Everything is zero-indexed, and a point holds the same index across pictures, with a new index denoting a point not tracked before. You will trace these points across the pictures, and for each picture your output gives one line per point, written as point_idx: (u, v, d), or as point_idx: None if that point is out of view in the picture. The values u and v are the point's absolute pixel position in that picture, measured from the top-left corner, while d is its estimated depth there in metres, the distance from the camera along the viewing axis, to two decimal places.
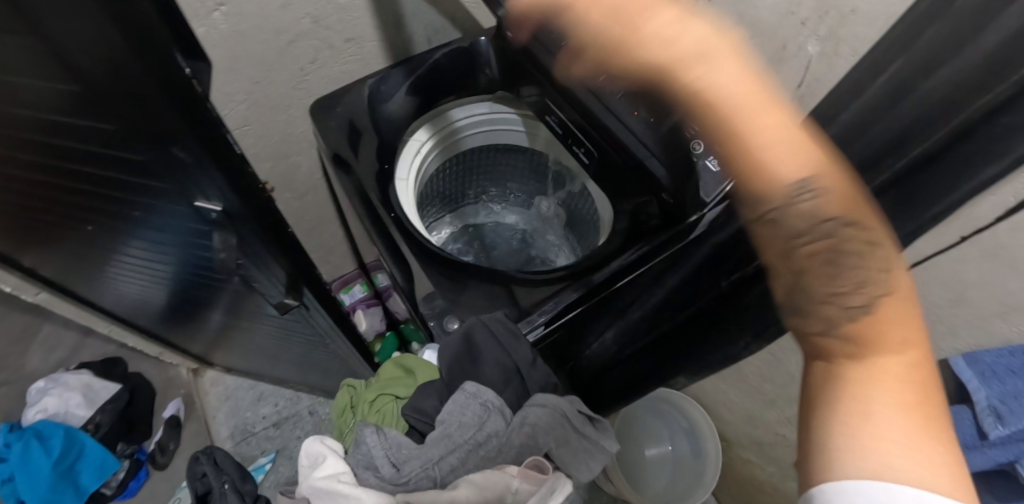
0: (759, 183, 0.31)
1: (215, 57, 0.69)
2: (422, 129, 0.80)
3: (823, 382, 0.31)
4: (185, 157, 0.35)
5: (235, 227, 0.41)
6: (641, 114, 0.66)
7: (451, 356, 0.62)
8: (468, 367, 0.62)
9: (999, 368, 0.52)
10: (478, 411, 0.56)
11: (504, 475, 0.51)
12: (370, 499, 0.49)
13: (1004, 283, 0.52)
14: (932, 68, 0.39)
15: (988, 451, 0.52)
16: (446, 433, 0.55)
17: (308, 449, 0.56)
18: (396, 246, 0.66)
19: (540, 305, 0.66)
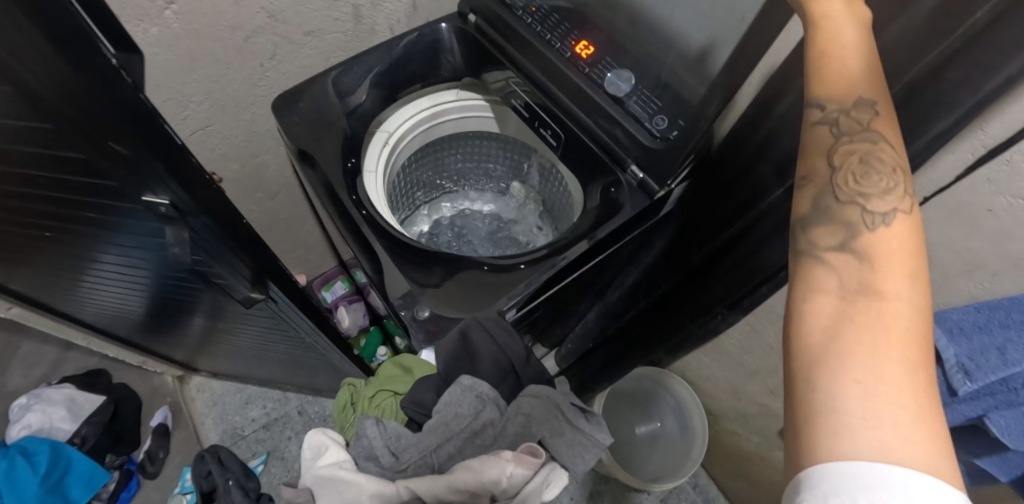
0: (831, 89, 0.34)
1: (171, 57, 0.67)
2: (389, 121, 0.80)
3: (825, 328, 0.28)
4: (123, 151, 0.33)
5: (187, 221, 0.40)
6: (608, 92, 0.64)
7: (448, 354, 0.61)
8: (465, 364, 0.61)
9: (966, 325, 0.53)
10: (473, 404, 0.57)
11: (499, 460, 0.54)
12: (372, 485, 0.52)
13: (967, 240, 0.53)
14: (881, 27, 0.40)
15: (957, 406, 0.52)
16: (444, 422, 0.57)
17: (311, 441, 0.59)
18: (365, 240, 0.65)
19: (514, 290, 0.62)
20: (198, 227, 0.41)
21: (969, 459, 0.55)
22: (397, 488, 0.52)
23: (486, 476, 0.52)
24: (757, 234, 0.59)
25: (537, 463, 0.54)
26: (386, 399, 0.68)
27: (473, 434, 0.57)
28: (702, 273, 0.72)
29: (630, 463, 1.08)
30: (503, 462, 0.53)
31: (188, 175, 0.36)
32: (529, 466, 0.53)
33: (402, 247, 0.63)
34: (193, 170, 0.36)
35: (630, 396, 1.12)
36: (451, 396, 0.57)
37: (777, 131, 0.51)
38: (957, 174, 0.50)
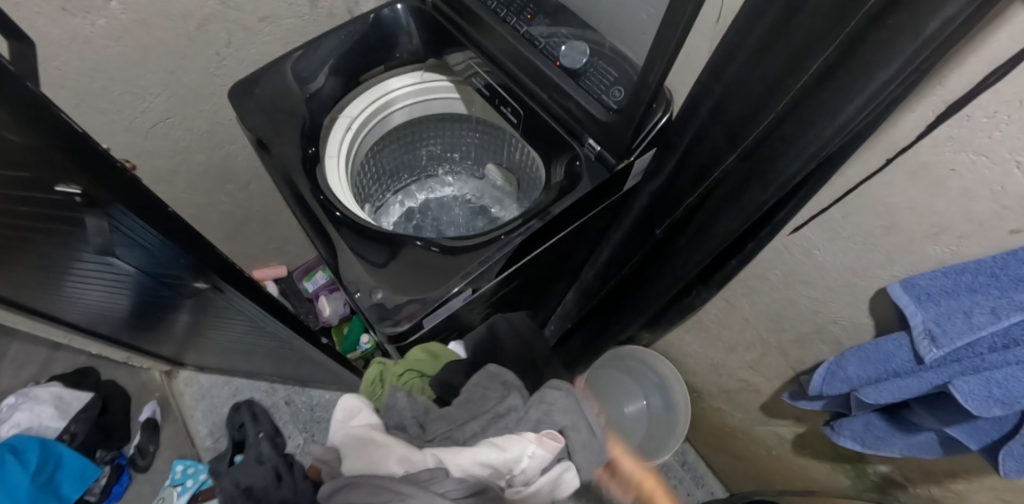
0: None
1: (123, 49, 0.66)
2: (352, 105, 0.79)
3: None
4: (19, 142, 0.31)
5: (104, 208, 0.38)
6: (562, 64, 0.63)
7: (472, 341, 0.65)
8: (490, 353, 0.64)
9: (933, 290, 0.52)
10: (499, 389, 0.56)
11: (521, 439, 0.49)
12: (401, 450, 0.47)
13: (932, 203, 0.51)
14: None
15: (923, 374, 0.51)
16: (469, 400, 0.55)
17: (343, 400, 0.52)
18: (321, 226, 0.64)
19: (467, 269, 0.60)
20: (125, 219, 0.40)
21: (940, 427, 0.54)
22: (426, 454, 0.47)
23: (508, 453, 0.48)
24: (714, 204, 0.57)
25: (560, 449, 0.50)
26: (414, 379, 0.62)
27: (496, 417, 0.54)
28: (666, 248, 0.70)
29: (614, 442, 1.08)
30: (526, 440, 0.49)
31: (94, 165, 0.35)
32: (553, 450, 0.49)
33: (358, 232, 0.62)
34: (98, 159, 0.35)
35: (614, 377, 1.12)
36: (482, 376, 0.57)
37: (727, 97, 0.49)
38: (918, 134, 0.48)
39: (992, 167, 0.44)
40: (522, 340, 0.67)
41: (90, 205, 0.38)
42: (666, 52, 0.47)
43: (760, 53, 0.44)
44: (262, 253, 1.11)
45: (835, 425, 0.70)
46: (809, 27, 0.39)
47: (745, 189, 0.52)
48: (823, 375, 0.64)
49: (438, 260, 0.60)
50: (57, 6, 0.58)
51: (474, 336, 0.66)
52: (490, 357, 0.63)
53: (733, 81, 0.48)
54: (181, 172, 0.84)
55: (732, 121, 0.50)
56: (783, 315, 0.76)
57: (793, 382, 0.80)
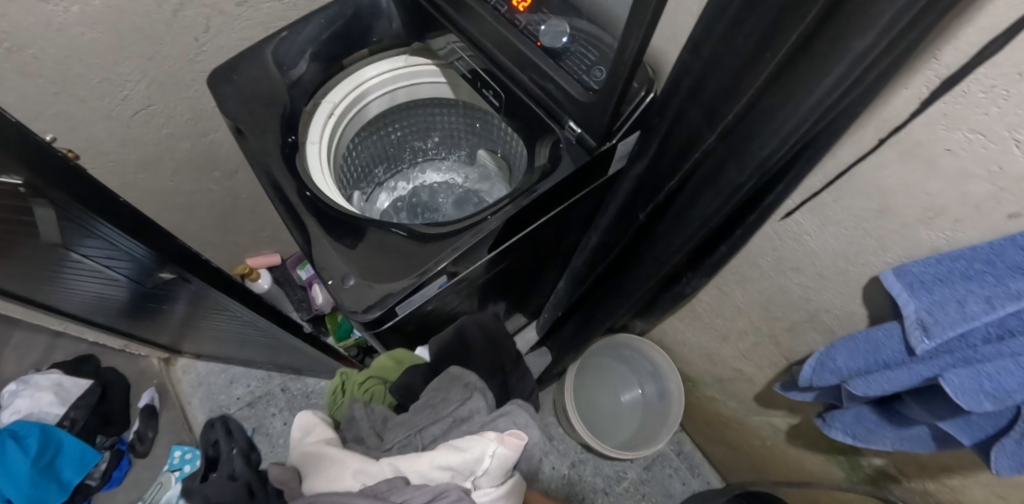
0: None
1: (98, 35, 0.65)
2: (335, 91, 0.77)
3: None
4: None
5: (45, 198, 0.36)
6: (542, 44, 0.60)
7: (441, 342, 0.67)
8: (456, 357, 0.66)
9: (927, 278, 0.49)
10: (460, 393, 0.52)
11: (481, 440, 0.42)
12: (354, 461, 0.45)
13: (926, 186, 0.48)
14: None
15: (914, 366, 0.49)
16: (430, 407, 0.52)
17: (300, 419, 0.51)
18: (297, 214, 0.64)
19: (438, 257, 0.59)
20: (73, 213, 0.38)
21: (931, 421, 0.51)
22: (382, 465, 0.43)
23: (467, 454, 0.41)
24: (693, 190, 0.54)
25: (524, 447, 0.43)
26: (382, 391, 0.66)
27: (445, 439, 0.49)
28: (649, 237, 0.67)
29: (606, 432, 1.07)
30: (486, 439, 0.42)
31: (31, 154, 0.33)
32: (517, 448, 0.42)
33: (332, 218, 0.62)
34: (35, 148, 0.33)
35: (609, 365, 1.11)
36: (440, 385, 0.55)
37: (706, 75, 0.46)
38: (911, 111, 0.45)
39: (989, 146, 0.41)
40: (489, 344, 0.70)
41: (31, 200, 0.36)
42: (640, 27, 0.44)
43: (735, 24, 0.41)
44: (255, 241, 1.12)
45: (827, 416, 0.68)
46: None
47: (723, 173, 0.49)
48: (813, 366, 0.62)
49: (405, 245, 0.60)
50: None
51: (443, 338, 0.68)
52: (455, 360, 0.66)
53: (709, 58, 0.45)
54: (166, 160, 0.83)
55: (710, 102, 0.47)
56: (775, 303, 0.73)
57: (786, 372, 0.78)
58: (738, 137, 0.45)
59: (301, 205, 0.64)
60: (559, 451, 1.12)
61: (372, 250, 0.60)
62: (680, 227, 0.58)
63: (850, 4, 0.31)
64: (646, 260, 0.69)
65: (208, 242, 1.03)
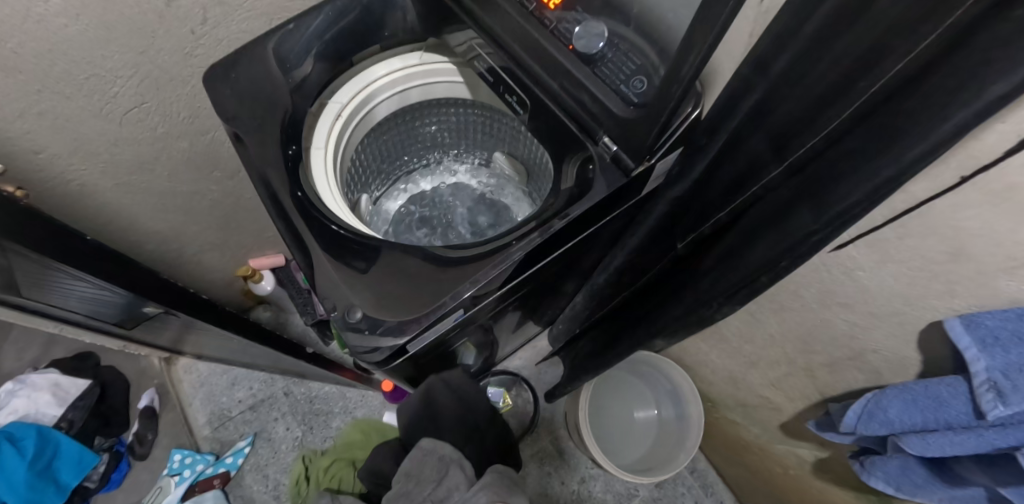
0: None
1: (84, 29, 0.59)
2: (343, 90, 0.72)
3: None
4: None
5: None
6: (576, 48, 0.53)
7: (411, 414, 0.69)
8: (426, 426, 0.69)
9: (1003, 335, 0.44)
10: (437, 468, 0.60)
11: None
12: None
13: (1013, 233, 0.42)
14: None
15: (984, 433, 0.44)
16: (404, 492, 0.58)
17: None
18: (296, 231, 0.59)
19: (455, 289, 0.54)
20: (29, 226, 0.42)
21: (994, 487, 0.46)
22: None
23: None
24: (752, 223, 0.48)
25: None
26: (345, 477, 0.90)
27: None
28: (690, 266, 0.60)
29: (618, 451, 1.03)
30: None
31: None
32: None
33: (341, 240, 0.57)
34: None
35: (626, 380, 1.07)
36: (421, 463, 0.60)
37: (774, 100, 0.40)
38: (1006, 150, 0.38)
39: None
40: (455, 396, 0.72)
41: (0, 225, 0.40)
42: (703, 43, 0.38)
43: (816, 45, 0.34)
44: (259, 240, 1.08)
45: (864, 460, 0.63)
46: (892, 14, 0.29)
47: (788, 209, 0.43)
48: (859, 413, 0.57)
49: (422, 271, 0.55)
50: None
51: (411, 408, 0.70)
52: (425, 432, 0.68)
53: (778, 82, 0.39)
54: (163, 160, 0.78)
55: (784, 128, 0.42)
56: (814, 336, 0.68)
57: (818, 406, 0.73)
58: (819, 174, 0.40)
59: (291, 206, 0.60)
60: (569, 466, 1.09)
61: (384, 277, 0.55)
62: (730, 261, 0.52)
63: (989, 35, 0.25)
64: (684, 289, 0.63)
65: (210, 243, 0.99)
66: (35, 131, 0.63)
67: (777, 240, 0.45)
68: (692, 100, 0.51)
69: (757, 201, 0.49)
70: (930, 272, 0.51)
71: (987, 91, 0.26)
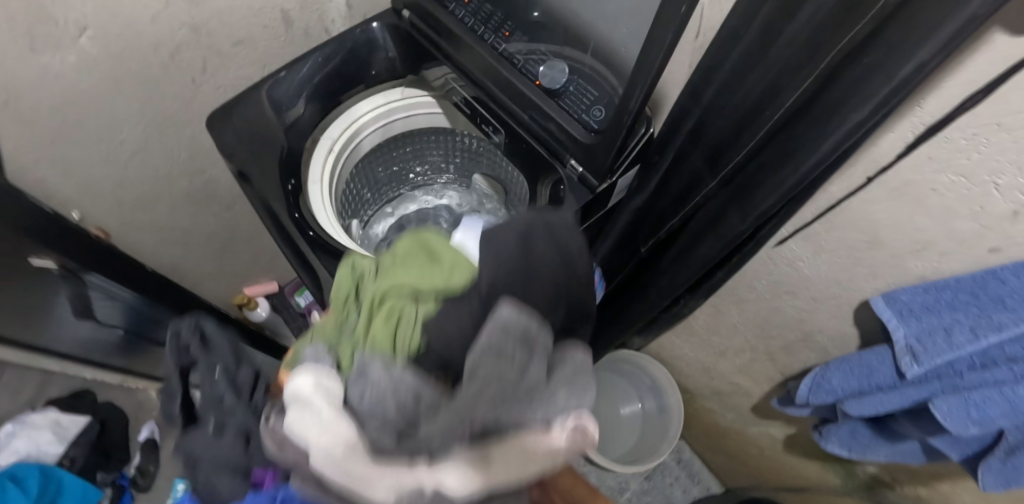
0: None
1: (95, 82, 0.64)
2: (333, 127, 0.78)
3: None
4: None
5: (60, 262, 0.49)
6: (541, 83, 0.63)
7: (497, 256, 0.32)
8: (518, 282, 0.32)
9: (916, 305, 0.52)
10: (522, 373, 0.22)
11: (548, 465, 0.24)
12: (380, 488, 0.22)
13: (913, 219, 0.51)
14: (791, 10, 0.36)
15: (906, 390, 0.51)
16: (490, 397, 0.21)
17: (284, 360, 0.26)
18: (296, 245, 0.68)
19: None
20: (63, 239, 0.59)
21: (923, 437, 0.54)
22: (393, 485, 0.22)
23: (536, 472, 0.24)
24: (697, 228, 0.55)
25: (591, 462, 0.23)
26: (403, 325, 0.28)
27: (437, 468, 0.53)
28: (652, 269, 0.67)
29: (607, 446, 1.09)
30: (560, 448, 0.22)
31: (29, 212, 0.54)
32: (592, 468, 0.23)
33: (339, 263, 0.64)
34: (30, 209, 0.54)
35: (610, 380, 1.14)
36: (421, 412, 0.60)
37: (708, 121, 0.49)
38: (898, 153, 0.48)
39: (971, 189, 0.45)
40: (558, 249, 0.37)
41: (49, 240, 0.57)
42: (644, 80, 0.47)
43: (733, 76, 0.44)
44: (253, 269, 1.12)
45: (822, 429, 0.71)
46: (785, 55, 0.38)
47: (720, 213, 0.51)
48: (809, 385, 0.65)
49: None
50: (25, 45, 0.56)
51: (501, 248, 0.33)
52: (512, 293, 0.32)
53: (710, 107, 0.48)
54: (164, 199, 0.83)
55: (714, 146, 0.50)
56: (770, 322, 0.77)
57: (781, 386, 0.82)
58: (744, 182, 0.48)
59: (291, 225, 0.69)
60: None
61: None
62: (684, 262, 0.59)
63: (855, 72, 0.34)
64: (648, 292, 0.69)
65: (208, 274, 1.03)
66: (48, 177, 0.67)
67: (716, 241, 0.53)
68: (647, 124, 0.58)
69: (699, 211, 0.56)
70: (856, 259, 0.60)
71: (853, 112, 0.35)
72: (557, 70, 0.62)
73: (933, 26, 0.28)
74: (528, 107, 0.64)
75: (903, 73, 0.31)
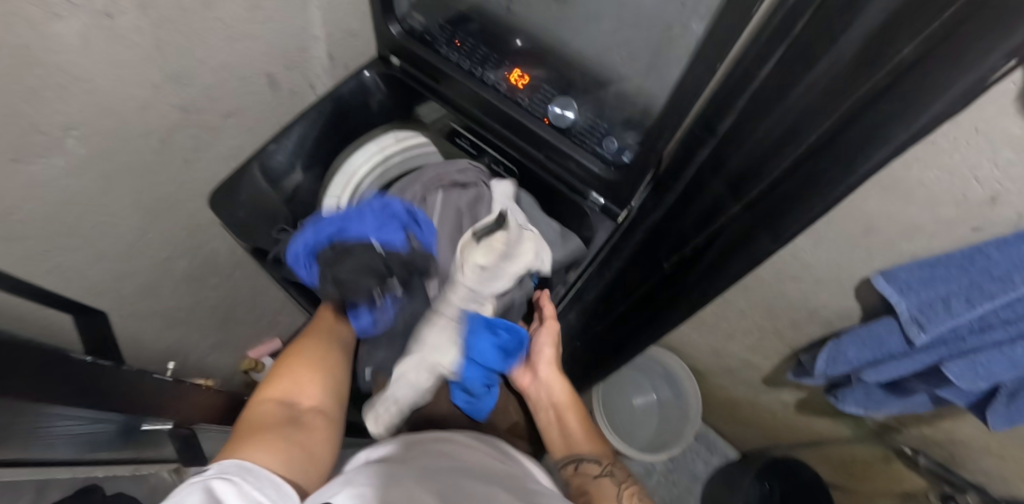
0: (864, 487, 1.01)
1: (88, 182, 0.60)
2: (332, 186, 0.74)
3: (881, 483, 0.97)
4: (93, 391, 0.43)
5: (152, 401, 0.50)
6: (550, 120, 0.63)
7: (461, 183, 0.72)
8: None
9: (913, 281, 0.60)
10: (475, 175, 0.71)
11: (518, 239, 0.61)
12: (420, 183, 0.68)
13: (903, 209, 0.58)
14: (811, 61, 0.43)
15: (917, 356, 0.59)
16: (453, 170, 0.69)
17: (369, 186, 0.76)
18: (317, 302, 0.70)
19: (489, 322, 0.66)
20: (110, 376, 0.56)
21: (930, 390, 0.63)
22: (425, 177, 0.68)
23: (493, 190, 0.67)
24: (730, 247, 0.60)
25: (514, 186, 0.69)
26: None
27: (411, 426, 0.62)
28: (680, 282, 0.72)
29: (632, 436, 1.15)
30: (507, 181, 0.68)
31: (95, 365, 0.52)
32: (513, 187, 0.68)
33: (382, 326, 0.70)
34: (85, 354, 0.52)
35: (623, 374, 1.20)
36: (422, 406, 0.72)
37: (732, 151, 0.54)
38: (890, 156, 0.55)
39: (955, 181, 0.52)
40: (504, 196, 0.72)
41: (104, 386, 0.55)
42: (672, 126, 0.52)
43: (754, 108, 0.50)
44: (255, 330, 1.09)
45: (836, 393, 0.79)
46: (809, 98, 0.45)
47: (752, 237, 0.56)
48: (826, 359, 0.73)
49: None
50: (10, 157, 0.50)
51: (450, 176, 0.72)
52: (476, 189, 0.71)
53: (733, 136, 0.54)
54: (165, 282, 0.80)
55: (744, 172, 0.54)
56: (775, 305, 0.84)
57: (790, 358, 0.90)
58: (772, 207, 0.53)
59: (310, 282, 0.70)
60: None
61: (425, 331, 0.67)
62: (713, 278, 0.64)
63: (874, 117, 0.40)
64: (672, 302, 0.74)
65: (212, 345, 0.99)
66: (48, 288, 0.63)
67: (745, 260, 0.58)
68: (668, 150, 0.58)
69: (723, 230, 0.61)
70: (854, 244, 0.67)
71: (875, 155, 0.40)
72: (568, 106, 0.61)
73: (947, 83, 0.34)
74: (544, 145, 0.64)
75: (919, 122, 0.36)
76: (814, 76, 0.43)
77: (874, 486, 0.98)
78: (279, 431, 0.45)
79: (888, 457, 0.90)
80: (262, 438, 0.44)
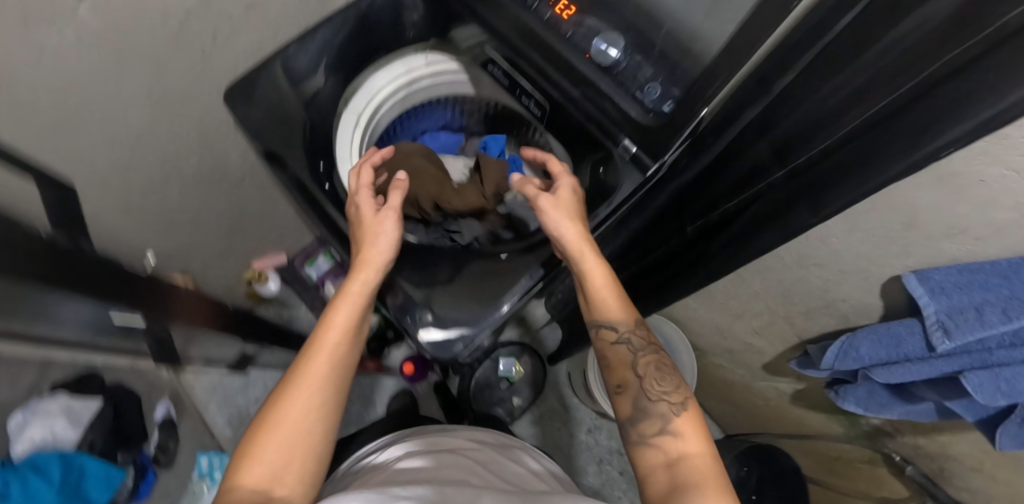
0: (840, 486, 1.03)
1: (98, 58, 0.56)
2: (355, 99, 0.73)
3: (859, 483, 0.98)
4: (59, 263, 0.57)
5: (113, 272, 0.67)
6: (593, 57, 0.57)
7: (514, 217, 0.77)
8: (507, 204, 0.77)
9: (948, 285, 0.56)
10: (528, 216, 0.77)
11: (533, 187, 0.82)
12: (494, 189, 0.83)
13: (954, 207, 0.53)
14: (900, 16, 0.38)
15: (935, 361, 0.57)
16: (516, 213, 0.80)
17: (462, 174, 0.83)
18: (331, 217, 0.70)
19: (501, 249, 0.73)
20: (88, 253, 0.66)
21: (939, 399, 0.61)
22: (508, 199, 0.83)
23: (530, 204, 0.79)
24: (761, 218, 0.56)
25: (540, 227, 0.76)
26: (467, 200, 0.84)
27: (338, 477, 0.62)
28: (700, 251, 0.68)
29: None
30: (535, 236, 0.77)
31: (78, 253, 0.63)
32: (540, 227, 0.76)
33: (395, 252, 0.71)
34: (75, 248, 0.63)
35: None
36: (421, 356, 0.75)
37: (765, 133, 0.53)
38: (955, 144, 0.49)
39: (1018, 183, 0.45)
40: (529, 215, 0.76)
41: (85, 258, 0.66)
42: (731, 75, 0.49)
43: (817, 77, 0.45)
44: (262, 243, 1.09)
45: (837, 388, 0.78)
46: (884, 60, 0.40)
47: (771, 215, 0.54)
48: (836, 353, 0.70)
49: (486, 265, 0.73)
50: (17, 17, 0.47)
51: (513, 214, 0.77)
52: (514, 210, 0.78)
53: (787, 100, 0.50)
54: (173, 180, 0.79)
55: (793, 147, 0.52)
56: (792, 290, 0.81)
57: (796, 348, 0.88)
58: (816, 179, 0.47)
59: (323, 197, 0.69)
60: (575, 420, 1.21)
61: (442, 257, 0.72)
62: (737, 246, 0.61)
63: (957, 85, 0.34)
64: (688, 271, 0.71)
65: (217, 251, 0.99)
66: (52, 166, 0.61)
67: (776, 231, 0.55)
68: (711, 94, 0.51)
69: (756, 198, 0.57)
70: (891, 238, 0.62)
71: (949, 131, 0.34)
72: (615, 40, 0.55)
73: None
74: (584, 81, 0.58)
75: (1001, 100, 0.30)
76: (905, 27, 0.38)
77: (853, 485, 0.99)
78: (298, 422, 0.49)
79: (871, 459, 0.90)
80: (281, 420, 0.48)
